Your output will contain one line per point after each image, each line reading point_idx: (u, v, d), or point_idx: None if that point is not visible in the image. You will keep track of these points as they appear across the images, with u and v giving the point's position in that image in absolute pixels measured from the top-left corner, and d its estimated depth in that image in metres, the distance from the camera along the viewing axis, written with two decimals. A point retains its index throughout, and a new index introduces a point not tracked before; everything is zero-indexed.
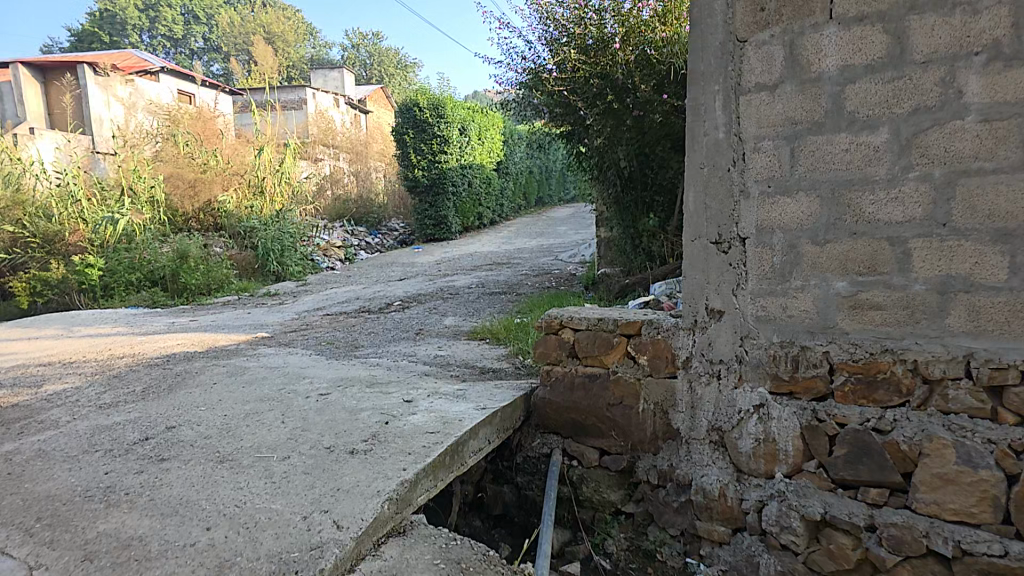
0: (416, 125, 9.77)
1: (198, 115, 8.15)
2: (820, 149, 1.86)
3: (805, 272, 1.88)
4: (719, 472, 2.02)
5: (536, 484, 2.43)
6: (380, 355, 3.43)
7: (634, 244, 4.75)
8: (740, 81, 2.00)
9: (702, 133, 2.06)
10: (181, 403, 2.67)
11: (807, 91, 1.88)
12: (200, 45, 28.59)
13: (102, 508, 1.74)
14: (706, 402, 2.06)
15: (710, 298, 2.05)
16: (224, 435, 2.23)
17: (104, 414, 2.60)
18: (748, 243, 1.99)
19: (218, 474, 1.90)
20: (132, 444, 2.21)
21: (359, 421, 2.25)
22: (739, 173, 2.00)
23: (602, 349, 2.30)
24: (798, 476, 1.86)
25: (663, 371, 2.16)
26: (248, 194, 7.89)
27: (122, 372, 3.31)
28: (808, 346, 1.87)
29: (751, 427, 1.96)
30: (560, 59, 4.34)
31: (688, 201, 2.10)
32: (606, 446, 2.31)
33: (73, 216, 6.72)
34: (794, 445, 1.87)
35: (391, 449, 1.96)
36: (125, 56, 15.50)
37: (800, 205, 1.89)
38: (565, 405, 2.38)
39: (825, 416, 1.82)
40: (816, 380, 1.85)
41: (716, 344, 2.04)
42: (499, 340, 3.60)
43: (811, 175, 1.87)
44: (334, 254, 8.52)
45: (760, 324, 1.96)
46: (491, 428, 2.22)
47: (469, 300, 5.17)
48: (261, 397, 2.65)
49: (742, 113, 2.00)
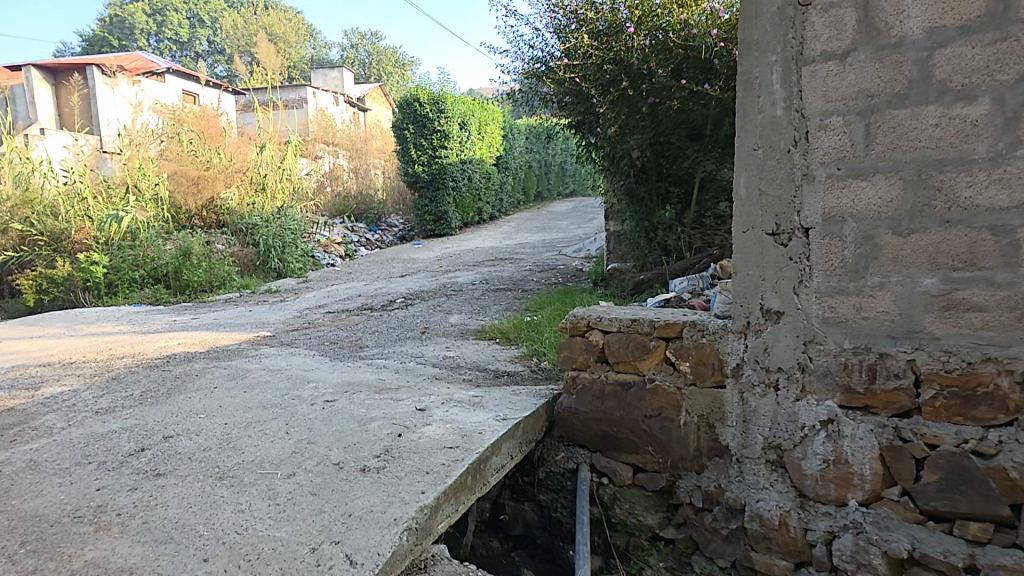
0: (417, 121, 9.57)
1: (201, 114, 7.85)
2: (905, 124, 1.58)
3: (884, 267, 1.62)
4: (779, 497, 1.77)
5: (561, 504, 2.18)
6: (386, 357, 3.21)
7: (650, 238, 4.36)
8: (803, 49, 1.72)
9: (756, 111, 1.80)
10: (180, 409, 2.47)
11: (886, 58, 1.60)
12: (205, 49, 28.83)
13: (91, 532, 1.54)
14: (762, 415, 1.80)
15: (766, 298, 1.79)
16: (224, 447, 2.02)
17: (100, 421, 2.41)
18: (812, 234, 1.72)
19: (217, 494, 1.69)
20: (127, 457, 2.02)
21: (369, 433, 2.02)
22: (802, 155, 1.73)
23: (636, 354, 2.04)
24: (877, 504, 1.62)
25: (708, 380, 1.90)
26: (249, 191, 7.72)
27: (121, 374, 3.14)
28: (889, 354, 1.62)
29: (818, 446, 1.70)
30: (571, 45, 4.04)
31: (739, 187, 1.84)
32: (641, 463, 2.05)
33: (79, 214, 6.62)
34: (873, 469, 1.63)
35: (407, 468, 1.74)
36: (132, 58, 15.63)
37: (879, 190, 1.62)
38: (594, 416, 2.12)
39: (911, 436, 1.58)
40: (899, 394, 1.60)
41: (775, 350, 1.78)
42: (509, 340, 3.36)
43: (892, 156, 1.60)
44: (334, 250, 8.37)
45: (828, 327, 1.70)
46: (514, 442, 1.99)
47: (474, 297, 4.94)
48: (263, 403, 2.45)
49: (805, 85, 1.72)
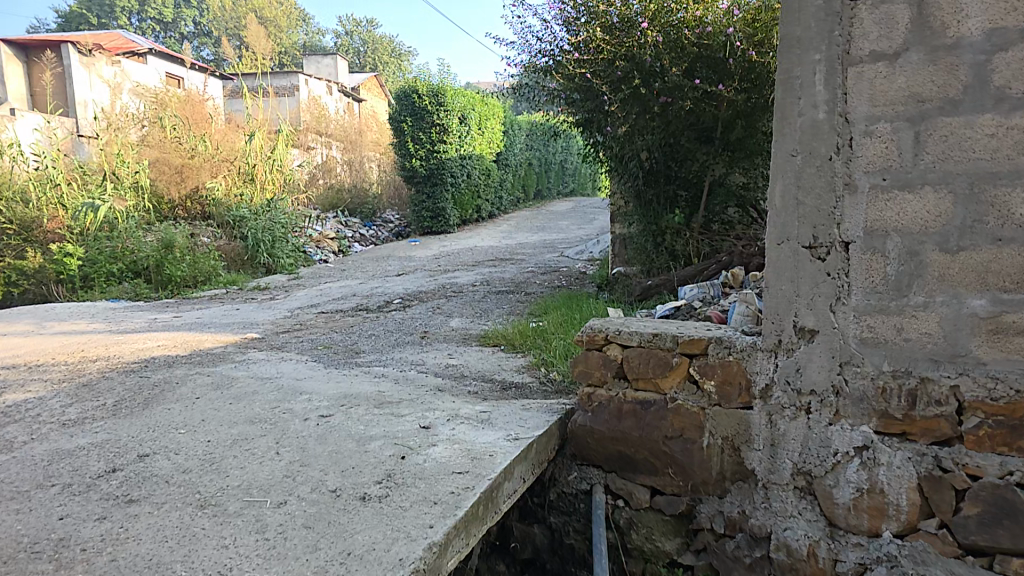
0: (415, 113, 9.29)
1: (186, 98, 7.49)
2: (957, 133, 1.48)
3: (929, 286, 1.52)
4: (808, 526, 1.69)
5: (573, 527, 2.08)
6: (384, 364, 3.04)
7: (656, 242, 4.21)
8: (849, 48, 1.59)
9: (796, 113, 1.67)
10: (157, 423, 2.26)
11: (940, 61, 1.49)
12: (191, 30, 27.54)
13: (49, 572, 1.36)
14: (791, 439, 1.72)
15: (800, 316, 1.68)
16: (206, 470, 1.84)
17: (66, 435, 2.19)
18: (852, 249, 1.61)
19: (197, 526, 1.52)
20: (96, 479, 1.82)
21: (369, 455, 1.86)
22: (844, 163, 1.61)
23: (658, 371, 1.93)
24: (913, 537, 1.55)
25: (734, 401, 1.81)
26: (237, 181, 7.35)
27: (93, 380, 2.89)
28: (931, 378, 1.52)
29: (851, 474, 1.62)
30: (581, 39, 3.84)
31: (775, 195, 1.72)
32: (660, 485, 1.95)
33: (52, 201, 6.23)
34: (910, 499, 1.54)
35: (412, 496, 1.59)
36: (111, 37, 14.83)
37: (926, 203, 1.52)
38: (610, 435, 2.00)
39: (952, 466, 1.50)
40: (939, 421, 1.51)
41: (807, 371, 1.68)
42: (515, 348, 3.22)
43: (942, 166, 1.50)
44: (327, 246, 8.11)
45: (866, 349, 1.60)
46: (526, 465, 1.86)
47: (475, 299, 4.77)
48: (251, 418, 2.26)
49: (850, 87, 1.60)
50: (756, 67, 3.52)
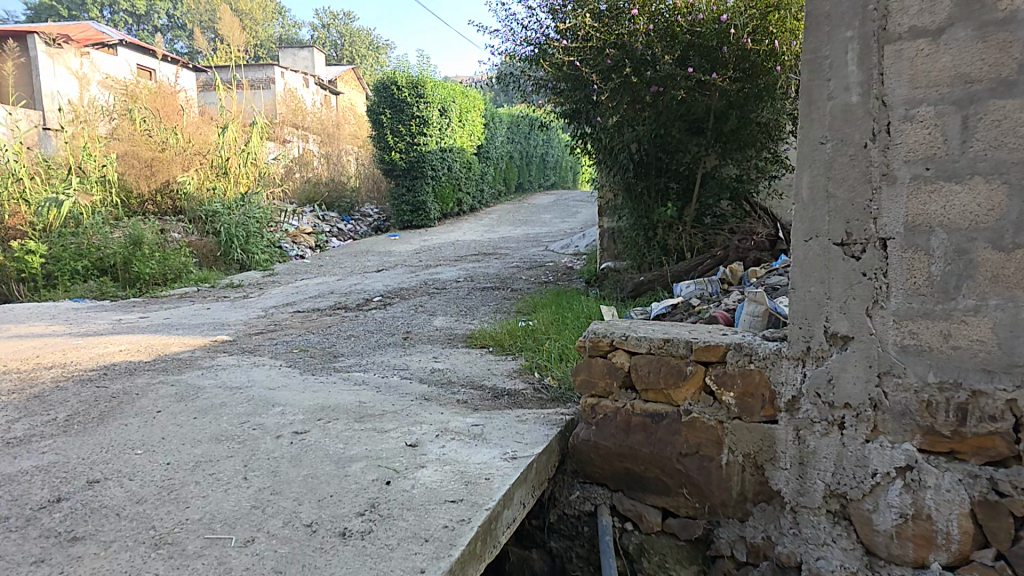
0: (394, 105, 9.07)
1: (158, 90, 7.18)
2: (1013, 117, 1.31)
3: (980, 288, 1.36)
4: (843, 554, 1.53)
5: (577, 553, 1.89)
6: (364, 369, 2.82)
7: (648, 237, 4.04)
8: (886, 24, 1.43)
9: (825, 97, 1.52)
10: (112, 443, 2.01)
11: (990, 37, 1.32)
12: (164, 23, 26.64)
13: None
14: (823, 457, 1.55)
15: (831, 320, 1.52)
16: (164, 500, 1.61)
17: (7, 458, 1.92)
18: (890, 246, 1.45)
19: (149, 571, 1.29)
20: (36, 511, 1.58)
21: (349, 481, 1.64)
22: (881, 151, 1.45)
23: (669, 381, 1.75)
24: (965, 569, 1.39)
25: (756, 414, 1.64)
26: (210, 175, 7.05)
27: (44, 390, 2.63)
28: (983, 392, 1.36)
29: (893, 497, 1.46)
30: (569, 26, 3.65)
31: (801, 188, 1.57)
32: (672, 507, 1.78)
33: (13, 197, 5.89)
34: (962, 527, 1.38)
35: (398, 531, 1.39)
36: (80, 27, 14.31)
37: (977, 196, 1.35)
38: (617, 451, 1.82)
39: (1010, 489, 1.34)
40: (994, 439, 1.35)
41: (840, 382, 1.52)
42: (504, 349, 3.02)
43: (994, 155, 1.33)
44: (304, 241, 7.86)
45: (908, 358, 1.44)
46: (527, 488, 1.67)
47: (459, 296, 4.56)
48: (217, 435, 2.02)
49: (887, 67, 1.44)
50: (751, 54, 3.38)
